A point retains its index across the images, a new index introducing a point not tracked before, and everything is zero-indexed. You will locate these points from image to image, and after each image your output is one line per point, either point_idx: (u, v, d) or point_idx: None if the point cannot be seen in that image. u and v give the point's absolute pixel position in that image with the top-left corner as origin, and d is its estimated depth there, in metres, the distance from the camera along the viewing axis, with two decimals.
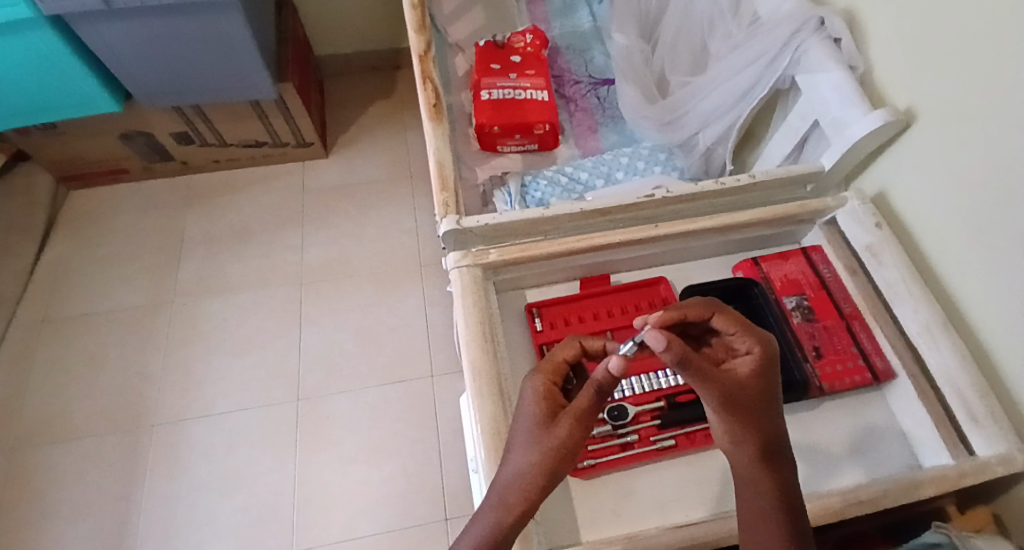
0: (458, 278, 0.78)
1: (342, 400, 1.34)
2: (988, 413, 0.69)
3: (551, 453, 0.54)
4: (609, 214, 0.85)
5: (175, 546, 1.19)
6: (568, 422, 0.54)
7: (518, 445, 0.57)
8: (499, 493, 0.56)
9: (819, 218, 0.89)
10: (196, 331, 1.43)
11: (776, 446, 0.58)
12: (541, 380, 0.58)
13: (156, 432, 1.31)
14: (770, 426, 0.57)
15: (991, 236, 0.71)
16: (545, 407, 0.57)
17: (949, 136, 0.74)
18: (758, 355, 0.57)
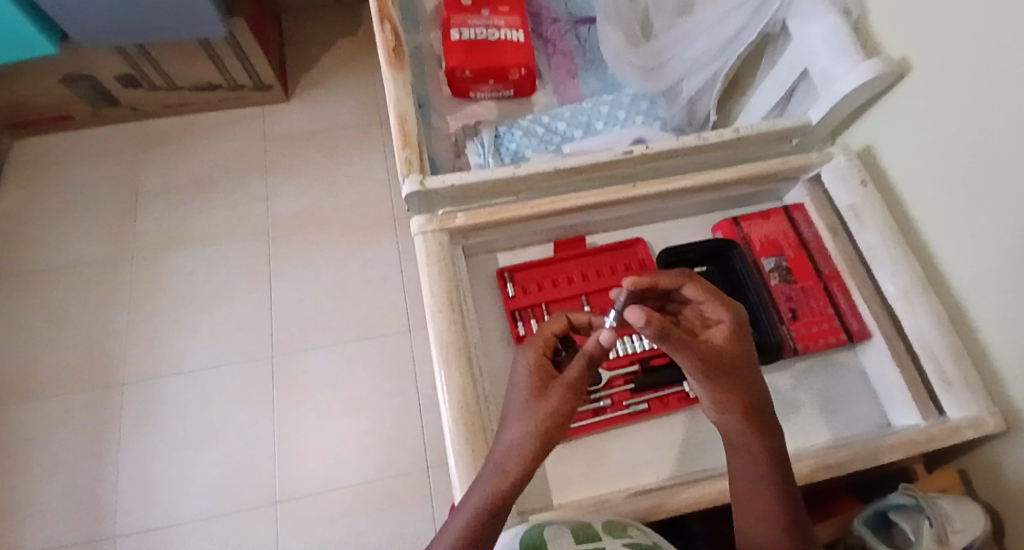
0: (423, 244, 0.74)
1: (317, 354, 1.31)
2: (961, 377, 0.69)
3: (542, 425, 0.55)
4: (584, 172, 0.80)
5: (155, 500, 1.20)
6: (559, 396, 0.56)
7: (508, 419, 0.57)
8: (492, 469, 0.55)
9: (803, 175, 0.85)
10: (160, 285, 1.38)
11: (762, 411, 0.57)
12: (532, 351, 0.60)
13: (126, 390, 1.29)
14: (753, 391, 0.56)
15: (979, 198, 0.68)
16: (535, 381, 0.58)
17: (943, 90, 0.70)
18: (729, 323, 0.57)
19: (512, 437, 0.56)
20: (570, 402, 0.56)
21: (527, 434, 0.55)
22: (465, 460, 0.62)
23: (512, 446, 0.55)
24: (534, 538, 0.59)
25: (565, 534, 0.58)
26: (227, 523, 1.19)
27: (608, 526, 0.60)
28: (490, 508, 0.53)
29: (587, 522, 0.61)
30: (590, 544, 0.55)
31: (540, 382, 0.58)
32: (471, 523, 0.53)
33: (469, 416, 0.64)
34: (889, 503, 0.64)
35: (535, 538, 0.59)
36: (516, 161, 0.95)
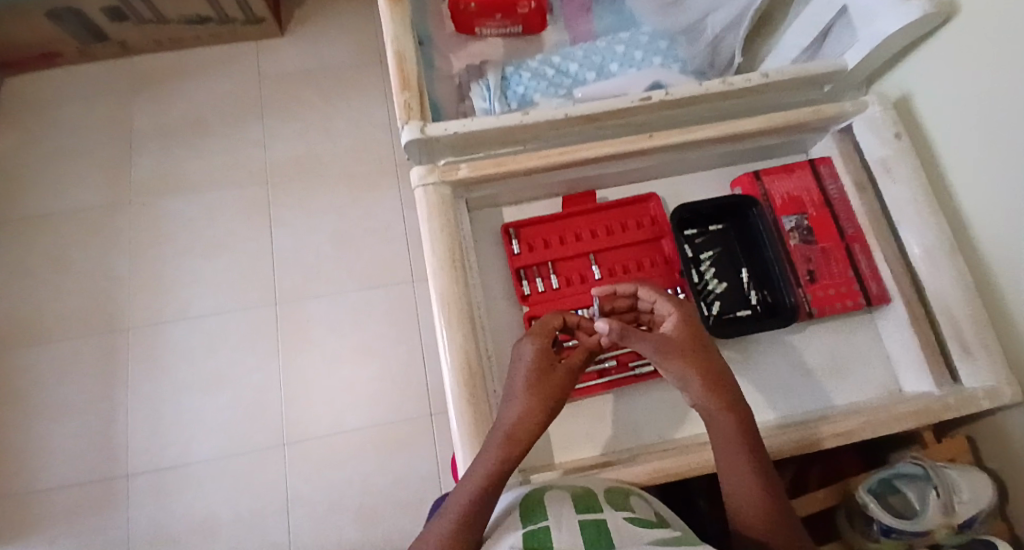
0: (423, 197, 0.70)
1: (320, 302, 1.30)
2: (982, 345, 0.66)
3: (542, 406, 0.60)
4: (597, 120, 0.74)
5: (167, 441, 1.23)
6: (558, 380, 0.62)
7: (509, 398, 0.61)
8: (492, 443, 0.59)
9: (833, 126, 0.79)
10: (160, 230, 1.35)
11: (729, 391, 0.61)
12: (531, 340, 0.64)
13: (132, 334, 1.29)
14: (717, 372, 0.61)
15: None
16: (538, 366, 0.62)
17: (995, 31, 0.63)
18: (677, 315, 0.64)
19: (515, 415, 0.60)
20: (564, 387, 0.63)
21: (530, 413, 0.60)
22: (467, 420, 0.62)
23: (514, 424, 0.59)
24: (534, 503, 0.58)
25: (565, 501, 0.58)
26: (238, 463, 1.22)
27: (609, 495, 0.59)
28: (492, 481, 0.57)
29: (588, 489, 0.60)
30: (591, 516, 0.55)
31: (543, 367, 0.62)
32: (476, 493, 0.57)
33: (470, 376, 0.62)
34: (896, 472, 0.62)
35: (535, 503, 0.58)
36: (524, 105, 0.88)
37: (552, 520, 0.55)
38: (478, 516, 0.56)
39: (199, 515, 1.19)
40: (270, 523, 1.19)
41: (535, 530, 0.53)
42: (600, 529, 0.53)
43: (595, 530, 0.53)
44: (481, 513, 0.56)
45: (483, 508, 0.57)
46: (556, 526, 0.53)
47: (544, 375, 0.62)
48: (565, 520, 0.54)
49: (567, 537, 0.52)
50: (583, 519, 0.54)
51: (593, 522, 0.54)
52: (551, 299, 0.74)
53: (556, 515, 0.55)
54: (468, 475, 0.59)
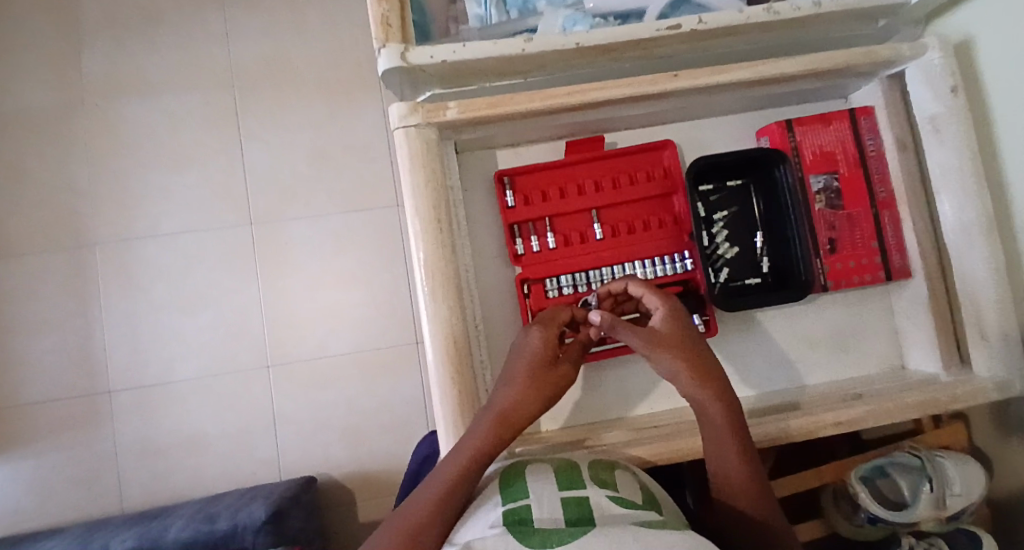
0: (404, 140, 0.59)
1: (300, 223, 1.22)
2: (1002, 334, 0.62)
3: (535, 395, 0.58)
4: (612, 52, 0.62)
5: (148, 361, 1.21)
6: (560, 371, 0.60)
7: (504, 383, 0.58)
8: (480, 425, 0.56)
9: (884, 70, 0.68)
10: (117, 136, 1.22)
11: (720, 385, 0.57)
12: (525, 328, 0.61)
13: (99, 250, 1.21)
14: (707, 367, 0.58)
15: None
16: (534, 355, 0.59)
17: None
18: (664, 309, 0.61)
19: (505, 402, 0.57)
20: (562, 376, 0.60)
21: (522, 400, 0.57)
22: (451, 400, 0.58)
23: (507, 409, 0.56)
24: (514, 478, 0.54)
25: (547, 476, 0.53)
26: (222, 383, 1.21)
27: (594, 471, 0.55)
28: (475, 463, 0.54)
29: (573, 463, 0.56)
30: (574, 493, 0.51)
31: (544, 358, 0.59)
32: (456, 474, 0.53)
33: (456, 352, 0.58)
34: (891, 462, 0.61)
35: (516, 477, 0.54)
36: (534, 15, 0.65)
37: (533, 497, 0.50)
38: (455, 499, 0.52)
39: (186, 431, 1.20)
40: (257, 440, 1.21)
41: (515, 507, 0.49)
42: (582, 506, 0.49)
43: (577, 508, 0.49)
44: (457, 496, 0.52)
45: (461, 489, 0.53)
46: (537, 503, 0.49)
47: (541, 365, 0.59)
48: (546, 497, 0.50)
49: (549, 516, 0.48)
50: (566, 496, 0.50)
51: (576, 499, 0.50)
52: (547, 260, 0.68)
53: (537, 491, 0.51)
54: (449, 456, 0.55)
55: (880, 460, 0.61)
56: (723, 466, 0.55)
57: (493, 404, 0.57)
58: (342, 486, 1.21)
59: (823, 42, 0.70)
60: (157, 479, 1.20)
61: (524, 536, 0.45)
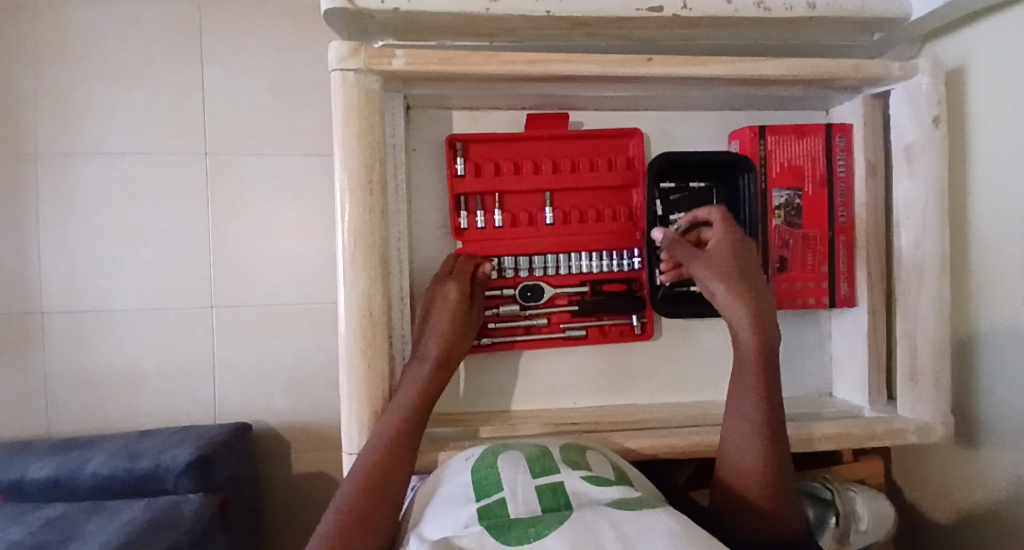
0: (339, 87, 0.53)
1: (258, 162, 1.15)
2: (933, 378, 0.62)
3: (464, 336, 0.60)
4: (586, 27, 0.57)
5: (82, 287, 1.15)
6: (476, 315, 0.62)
7: (428, 329, 0.59)
8: (418, 376, 0.56)
9: (869, 88, 0.64)
10: (66, 41, 1.12)
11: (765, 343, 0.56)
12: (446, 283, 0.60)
13: (38, 164, 1.13)
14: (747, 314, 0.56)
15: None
16: (461, 307, 0.59)
17: None
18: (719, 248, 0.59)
19: (440, 348, 0.58)
20: (477, 315, 0.62)
21: (453, 343, 0.59)
22: (359, 377, 0.55)
23: (441, 354, 0.58)
24: (485, 470, 0.50)
25: (519, 463, 0.50)
26: (162, 318, 1.16)
27: (565, 454, 0.52)
28: (417, 411, 0.54)
29: (543, 448, 0.53)
30: (547, 480, 0.48)
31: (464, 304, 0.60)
32: (399, 427, 0.53)
33: (371, 328, 0.54)
34: (813, 492, 0.62)
35: (487, 472, 0.50)
36: None
37: (507, 489, 0.47)
38: (406, 444, 0.53)
39: (120, 364, 1.16)
40: (194, 381, 1.17)
41: (489, 502, 0.46)
42: (557, 493, 0.46)
43: (553, 497, 0.46)
44: (409, 440, 0.53)
45: (413, 437, 0.53)
46: (511, 495, 0.46)
47: (465, 314, 0.60)
48: (519, 485, 0.47)
49: (525, 508, 0.45)
50: (540, 484, 0.47)
51: (550, 485, 0.47)
52: (490, 238, 0.65)
53: (510, 482, 0.48)
54: (390, 409, 0.54)
55: (807, 485, 0.63)
56: (739, 424, 0.55)
57: (424, 355, 0.58)
58: (278, 435, 1.20)
59: (810, 47, 0.66)
60: (84, 407, 1.17)
61: (500, 532, 0.42)
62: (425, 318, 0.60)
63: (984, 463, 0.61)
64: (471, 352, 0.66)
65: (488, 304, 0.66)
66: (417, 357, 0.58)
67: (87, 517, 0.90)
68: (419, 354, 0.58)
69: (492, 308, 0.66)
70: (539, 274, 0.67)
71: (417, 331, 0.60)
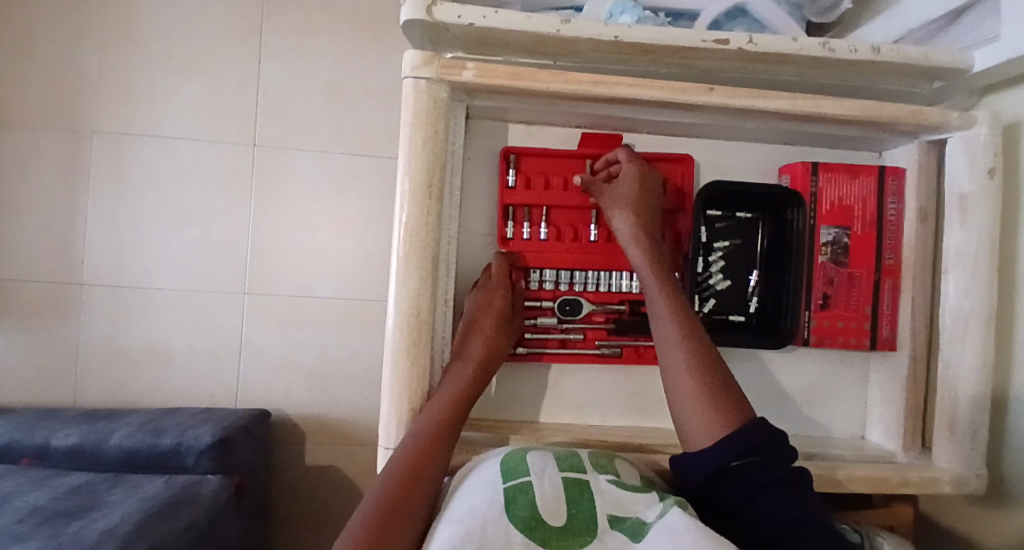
0: (409, 93, 0.54)
1: (305, 158, 1.18)
2: (971, 431, 0.61)
3: (504, 342, 0.61)
4: (651, 53, 0.59)
5: (125, 263, 1.18)
6: (516, 327, 0.63)
7: (471, 334, 0.61)
8: (461, 375, 0.58)
9: (926, 134, 0.64)
10: (136, 26, 1.17)
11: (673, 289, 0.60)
12: (488, 291, 0.62)
13: (97, 142, 1.18)
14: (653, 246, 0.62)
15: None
16: (502, 313, 0.61)
17: None
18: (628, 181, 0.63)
19: (482, 352, 0.60)
20: (518, 326, 0.64)
21: (493, 348, 0.60)
22: (401, 374, 0.56)
23: (484, 359, 0.60)
24: (513, 458, 0.52)
25: (547, 457, 0.52)
26: (197, 299, 1.19)
27: (593, 457, 0.54)
28: (456, 411, 0.55)
29: (572, 451, 0.55)
30: (574, 475, 0.50)
31: (506, 311, 0.62)
32: (437, 426, 0.54)
33: (416, 326, 0.55)
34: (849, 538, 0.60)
35: (516, 461, 0.51)
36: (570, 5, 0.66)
37: (534, 475, 0.49)
38: (445, 440, 0.53)
39: (153, 341, 1.19)
40: (221, 364, 1.20)
41: (517, 485, 0.48)
42: (582, 490, 0.48)
43: (578, 494, 0.48)
44: (449, 435, 0.54)
45: (448, 436, 0.54)
46: (539, 481, 0.48)
47: (506, 321, 0.62)
48: (547, 476, 0.49)
49: (551, 498, 0.47)
50: (567, 477, 0.49)
51: (577, 482, 0.49)
52: (535, 250, 0.66)
53: (538, 471, 0.49)
54: (430, 406, 0.55)
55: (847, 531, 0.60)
56: (675, 366, 0.57)
57: (467, 356, 0.60)
58: (297, 426, 1.21)
59: (869, 89, 0.66)
60: (115, 379, 1.20)
61: (527, 527, 0.44)
62: (471, 324, 0.62)
63: (1015, 522, 0.60)
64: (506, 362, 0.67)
65: (526, 314, 0.67)
66: (461, 359, 0.60)
67: (109, 489, 0.92)
68: (462, 354, 0.60)
69: (530, 318, 0.67)
70: (580, 289, 0.68)
71: (459, 335, 0.62)
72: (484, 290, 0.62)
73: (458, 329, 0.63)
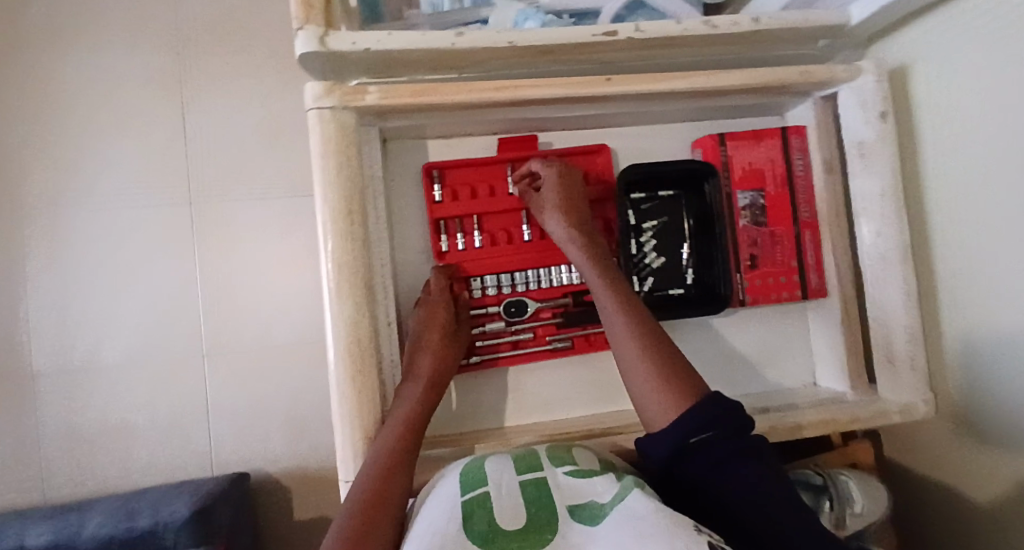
0: (317, 124, 0.55)
1: (246, 206, 1.18)
2: (909, 360, 0.64)
3: (452, 352, 0.62)
4: (549, 54, 0.61)
5: (73, 342, 1.15)
6: (463, 337, 0.64)
7: (417, 350, 0.61)
8: (411, 393, 0.58)
9: (818, 91, 0.68)
10: (52, 102, 1.15)
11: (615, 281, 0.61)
12: (429, 306, 0.63)
13: (27, 224, 1.15)
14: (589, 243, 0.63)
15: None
16: (445, 325, 0.62)
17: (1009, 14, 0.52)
18: (551, 185, 0.65)
19: (431, 367, 0.60)
20: (464, 336, 0.65)
21: (441, 361, 0.61)
22: (351, 403, 0.56)
23: (433, 374, 0.60)
24: (473, 471, 0.54)
25: (506, 465, 0.54)
26: (154, 368, 1.16)
27: (551, 452, 0.57)
28: (411, 429, 0.55)
29: (530, 451, 0.57)
30: (532, 475, 0.52)
31: (449, 323, 0.63)
32: (395, 447, 0.54)
33: (359, 351, 0.56)
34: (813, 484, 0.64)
35: (475, 471, 0.54)
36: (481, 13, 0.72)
37: (492, 484, 0.51)
38: (402, 462, 0.53)
39: (114, 418, 1.16)
40: (190, 430, 1.17)
41: (475, 496, 0.49)
42: (539, 486, 0.50)
43: (536, 492, 0.50)
44: (406, 456, 0.54)
45: (407, 455, 0.54)
46: (496, 489, 0.50)
47: (450, 333, 0.63)
48: (504, 480, 0.51)
49: (508, 506, 0.48)
50: (524, 479, 0.51)
51: (534, 481, 0.50)
52: (472, 258, 0.68)
53: (495, 479, 0.51)
54: (385, 428, 0.56)
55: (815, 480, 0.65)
56: (625, 356, 0.57)
57: (416, 374, 0.60)
58: (278, 480, 1.18)
59: (760, 58, 0.70)
60: (79, 464, 1.15)
61: (486, 540, 0.44)
62: (417, 340, 0.62)
63: (964, 439, 0.63)
64: (461, 373, 0.68)
65: (474, 323, 0.68)
66: (410, 377, 0.60)
67: None
68: (411, 373, 0.60)
69: (479, 326, 0.68)
70: (522, 290, 0.69)
71: (407, 352, 0.62)
72: (425, 306, 0.63)
73: (405, 348, 0.63)
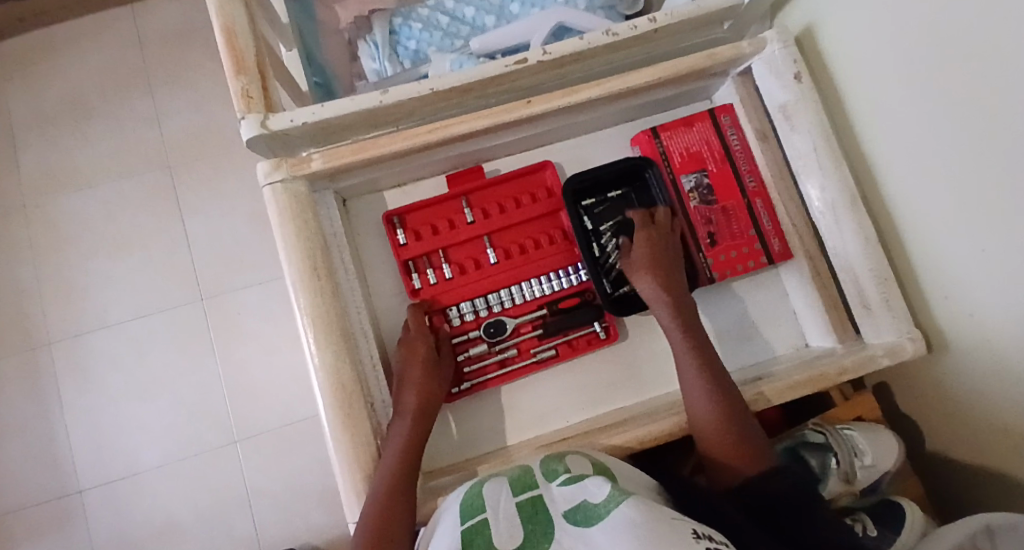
0: (273, 197, 0.61)
1: (251, 290, 1.24)
2: (883, 302, 0.64)
3: (437, 381, 0.65)
4: (473, 91, 0.66)
5: (111, 451, 1.21)
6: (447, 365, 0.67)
7: (402, 385, 0.64)
8: (402, 426, 0.61)
9: (733, 69, 0.71)
10: (62, 234, 1.26)
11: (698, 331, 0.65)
12: (409, 343, 0.66)
13: (54, 350, 1.23)
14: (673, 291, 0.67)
15: (935, 97, 0.54)
16: (427, 357, 0.66)
17: None
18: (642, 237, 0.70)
19: (416, 398, 0.63)
20: (448, 364, 0.68)
21: (428, 391, 0.64)
22: (346, 446, 0.59)
23: (420, 405, 0.62)
24: (471, 501, 0.53)
25: (503, 488, 0.53)
26: (189, 463, 1.21)
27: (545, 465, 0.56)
28: (406, 461, 0.58)
29: (524, 468, 0.56)
30: (528, 495, 0.51)
31: (430, 354, 0.66)
32: (393, 481, 0.56)
33: (346, 396, 0.59)
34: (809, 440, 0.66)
35: (473, 502, 0.53)
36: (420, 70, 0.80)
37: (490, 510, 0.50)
38: (402, 495, 0.56)
39: (158, 518, 1.20)
40: (230, 518, 1.19)
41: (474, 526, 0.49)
42: (535, 504, 0.49)
43: (532, 509, 0.49)
44: (403, 489, 0.56)
45: (404, 487, 0.56)
46: (494, 516, 0.49)
47: (433, 363, 0.66)
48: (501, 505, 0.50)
49: (505, 527, 0.47)
50: (521, 500, 0.50)
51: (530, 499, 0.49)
52: (446, 290, 0.72)
53: (493, 506, 0.51)
54: (381, 464, 0.58)
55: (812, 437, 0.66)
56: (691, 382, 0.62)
57: (404, 408, 0.62)
58: None
59: (674, 52, 0.75)
60: None
61: None
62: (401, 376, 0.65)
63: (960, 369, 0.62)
64: (455, 400, 0.71)
65: (460, 350, 0.71)
66: (398, 412, 0.62)
67: None
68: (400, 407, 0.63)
69: (463, 353, 0.71)
70: (498, 310, 0.72)
71: (395, 389, 0.65)
72: (406, 343, 0.67)
73: (394, 386, 0.66)
